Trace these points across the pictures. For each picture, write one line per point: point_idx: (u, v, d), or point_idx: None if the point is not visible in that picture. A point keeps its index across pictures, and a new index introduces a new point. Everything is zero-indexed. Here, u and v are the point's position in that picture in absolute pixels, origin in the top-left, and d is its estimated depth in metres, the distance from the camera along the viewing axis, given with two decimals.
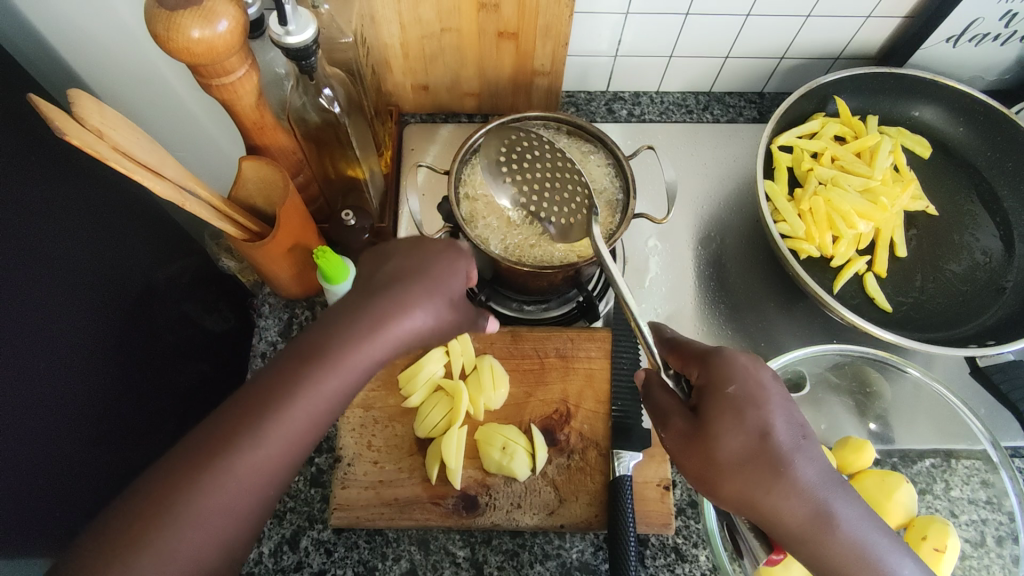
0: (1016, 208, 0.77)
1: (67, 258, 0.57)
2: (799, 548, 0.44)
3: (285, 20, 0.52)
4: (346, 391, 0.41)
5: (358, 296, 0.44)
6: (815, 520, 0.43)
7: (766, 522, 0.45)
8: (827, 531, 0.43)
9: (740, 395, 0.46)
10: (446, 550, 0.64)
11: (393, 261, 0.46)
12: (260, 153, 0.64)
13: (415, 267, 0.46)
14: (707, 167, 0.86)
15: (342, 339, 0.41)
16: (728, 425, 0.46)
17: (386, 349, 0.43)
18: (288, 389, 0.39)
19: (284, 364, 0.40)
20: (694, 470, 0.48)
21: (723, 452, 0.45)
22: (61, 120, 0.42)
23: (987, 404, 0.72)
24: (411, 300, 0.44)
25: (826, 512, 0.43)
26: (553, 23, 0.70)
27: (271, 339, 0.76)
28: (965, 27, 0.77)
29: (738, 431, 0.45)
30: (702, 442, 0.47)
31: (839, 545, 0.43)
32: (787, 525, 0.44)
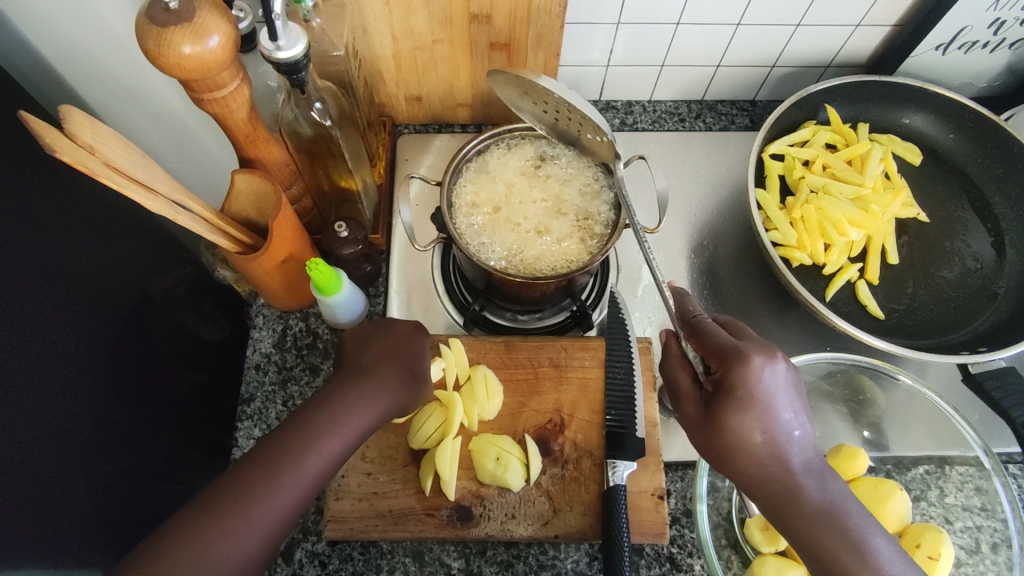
0: (1006, 215, 0.77)
1: (63, 271, 0.57)
2: (782, 526, 0.48)
3: (276, 36, 0.52)
4: (341, 454, 0.49)
5: (349, 375, 0.54)
6: (798, 504, 0.47)
7: (766, 505, 0.48)
8: (808, 513, 0.46)
9: (748, 394, 0.48)
10: (441, 561, 0.65)
11: (376, 346, 0.57)
12: (253, 166, 0.64)
13: (396, 349, 0.58)
14: (699, 174, 0.86)
15: (339, 408, 0.51)
16: (733, 419, 0.48)
17: (373, 420, 0.52)
18: (298, 446, 0.47)
19: (292, 427, 0.49)
20: (699, 449, 0.51)
21: (725, 442, 0.48)
22: (52, 137, 0.42)
23: (981, 411, 0.73)
24: (393, 379, 0.55)
25: (806, 497, 0.47)
26: (544, 34, 0.71)
27: (265, 350, 0.76)
28: (954, 35, 0.77)
29: (740, 426, 0.48)
30: (707, 430, 0.50)
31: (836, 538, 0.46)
32: (785, 512, 0.47)
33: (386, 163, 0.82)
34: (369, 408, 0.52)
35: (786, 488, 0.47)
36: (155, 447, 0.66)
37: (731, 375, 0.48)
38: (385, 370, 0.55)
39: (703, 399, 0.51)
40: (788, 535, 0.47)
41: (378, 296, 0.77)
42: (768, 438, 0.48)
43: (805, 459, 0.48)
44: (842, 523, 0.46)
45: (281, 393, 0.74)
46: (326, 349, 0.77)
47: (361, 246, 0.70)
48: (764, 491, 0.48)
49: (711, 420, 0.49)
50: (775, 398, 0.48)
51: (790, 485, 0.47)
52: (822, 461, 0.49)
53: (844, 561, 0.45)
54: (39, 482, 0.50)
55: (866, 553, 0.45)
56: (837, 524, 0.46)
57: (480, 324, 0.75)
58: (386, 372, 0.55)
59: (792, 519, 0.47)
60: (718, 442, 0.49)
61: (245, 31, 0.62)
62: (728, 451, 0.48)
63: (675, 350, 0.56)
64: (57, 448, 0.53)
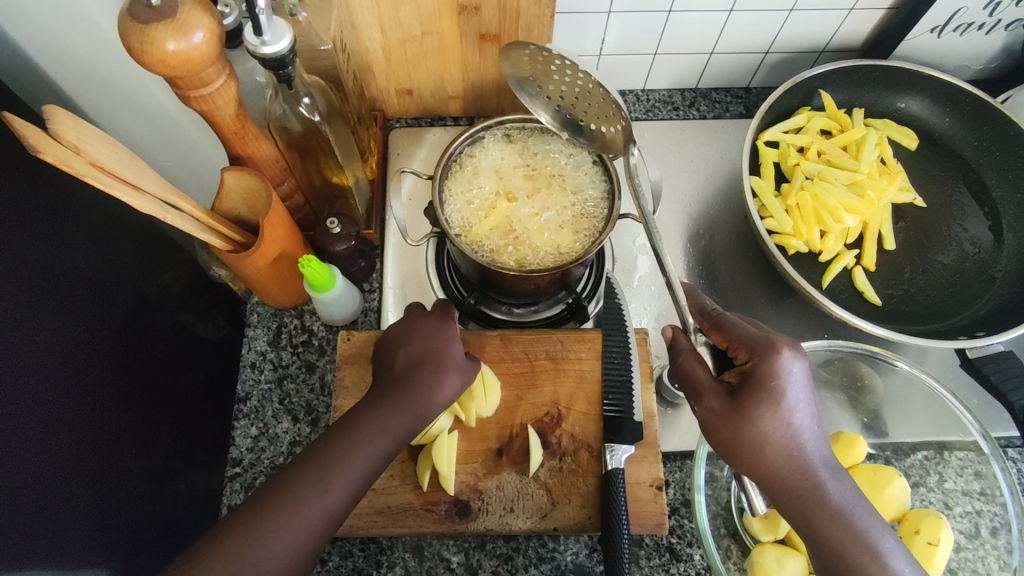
0: (1004, 197, 0.77)
1: (54, 271, 0.56)
2: (802, 525, 0.48)
3: (260, 31, 0.52)
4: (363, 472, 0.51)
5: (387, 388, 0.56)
6: (817, 500, 0.47)
7: (789, 501, 0.48)
8: (827, 512, 0.47)
9: (780, 386, 0.48)
10: (440, 556, 0.65)
11: (405, 349, 0.59)
12: (244, 163, 0.64)
13: (423, 345, 0.59)
14: (694, 164, 0.85)
15: (368, 418, 0.53)
16: (763, 410, 0.48)
17: (408, 426, 0.54)
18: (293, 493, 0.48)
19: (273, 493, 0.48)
20: (719, 443, 0.50)
21: (753, 434, 0.48)
22: (34, 137, 0.42)
23: (979, 396, 0.73)
24: (429, 378, 0.56)
25: (824, 494, 0.47)
26: (535, 23, 0.70)
27: (260, 348, 0.79)
28: (950, 17, 0.77)
29: (773, 417, 0.48)
30: (733, 422, 0.49)
31: (855, 539, 0.46)
32: (809, 509, 0.47)
33: (378, 157, 0.81)
34: (402, 412, 0.54)
35: (808, 483, 0.48)
36: (158, 446, 0.66)
37: (766, 365, 0.49)
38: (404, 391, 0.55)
39: (728, 392, 0.50)
40: (805, 530, 0.47)
41: (374, 291, 0.77)
42: (795, 428, 0.48)
43: (822, 454, 0.49)
44: (859, 517, 0.47)
45: (278, 391, 0.77)
46: (321, 346, 0.79)
47: (354, 242, 0.70)
48: (784, 486, 0.48)
49: (739, 411, 0.49)
50: (802, 392, 0.49)
51: (812, 480, 0.48)
52: (833, 458, 0.50)
53: (861, 562, 0.46)
54: (38, 485, 0.50)
55: (876, 548, 0.46)
56: (850, 522, 0.47)
57: (474, 317, 0.74)
58: (419, 376, 0.56)
59: (810, 512, 0.47)
60: (746, 435, 0.48)
61: (230, 27, 0.61)
62: (754, 445, 0.48)
63: (686, 345, 0.55)
64: (56, 447, 0.53)
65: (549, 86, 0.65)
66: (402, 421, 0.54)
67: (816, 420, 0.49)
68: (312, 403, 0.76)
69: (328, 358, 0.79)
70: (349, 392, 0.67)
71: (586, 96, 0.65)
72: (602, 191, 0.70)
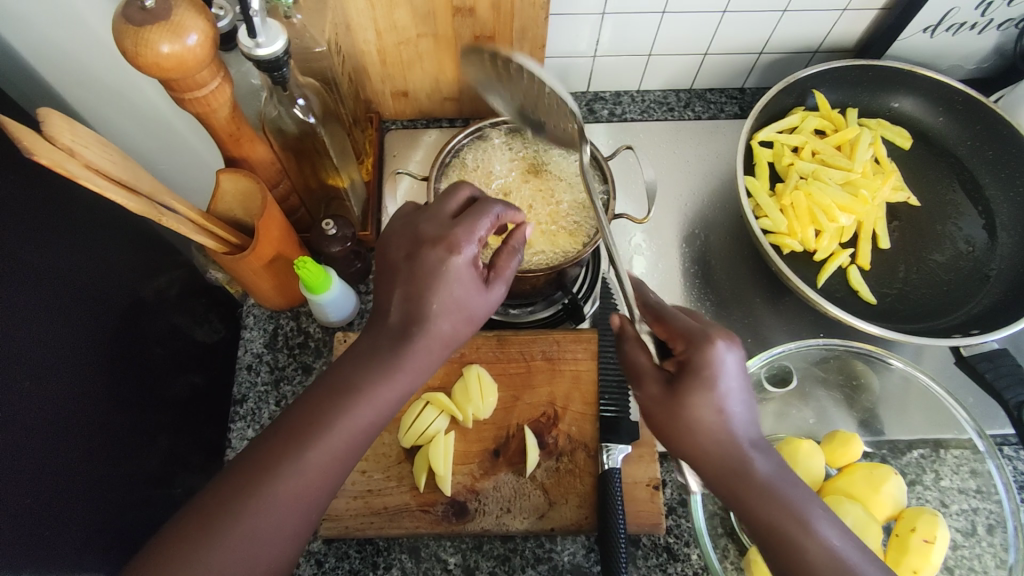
0: (998, 197, 0.77)
1: (50, 275, 0.56)
2: (744, 515, 0.45)
3: (254, 33, 0.52)
4: (375, 423, 0.47)
5: (384, 337, 0.48)
6: (755, 488, 0.45)
7: (728, 487, 0.46)
8: (763, 499, 0.44)
9: (712, 373, 0.46)
10: (437, 557, 0.65)
11: (401, 291, 0.49)
12: (239, 165, 0.64)
13: (425, 285, 0.48)
14: (689, 164, 0.86)
15: (368, 373, 0.47)
16: (696, 397, 0.46)
17: (408, 385, 0.48)
18: (289, 452, 0.44)
19: (274, 442, 0.45)
20: (657, 429, 0.49)
21: (686, 420, 0.47)
22: (29, 139, 0.42)
23: (975, 394, 0.73)
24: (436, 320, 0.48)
25: (759, 481, 0.45)
26: (530, 25, 0.70)
27: (257, 351, 0.79)
28: (942, 17, 0.77)
29: (689, 395, 0.47)
30: (668, 409, 0.47)
31: (805, 531, 0.43)
32: (746, 496, 0.45)
33: (374, 159, 0.81)
34: (400, 371, 0.47)
35: (738, 471, 0.45)
36: (153, 450, 0.66)
37: (697, 353, 0.47)
38: (414, 331, 0.48)
39: (664, 379, 0.49)
40: (745, 520, 0.45)
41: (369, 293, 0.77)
42: (713, 402, 0.46)
43: (758, 444, 0.47)
44: (792, 493, 0.45)
45: (274, 393, 0.77)
46: (318, 348, 0.79)
47: (350, 244, 0.70)
48: (716, 473, 0.46)
49: (674, 398, 0.47)
50: (734, 381, 0.47)
51: (745, 468, 0.45)
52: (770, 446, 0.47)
53: (807, 554, 0.43)
54: (34, 489, 0.50)
55: (807, 524, 0.44)
56: (792, 510, 0.44)
57: None
58: (416, 334, 0.48)
59: (737, 486, 0.46)
60: (681, 420, 0.47)
61: (225, 29, 0.61)
62: (688, 431, 0.47)
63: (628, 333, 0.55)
64: (51, 452, 0.52)
65: (507, 83, 0.66)
66: (403, 378, 0.47)
67: (748, 407, 0.47)
68: None
69: (324, 359, 0.78)
70: None
71: (541, 98, 0.64)
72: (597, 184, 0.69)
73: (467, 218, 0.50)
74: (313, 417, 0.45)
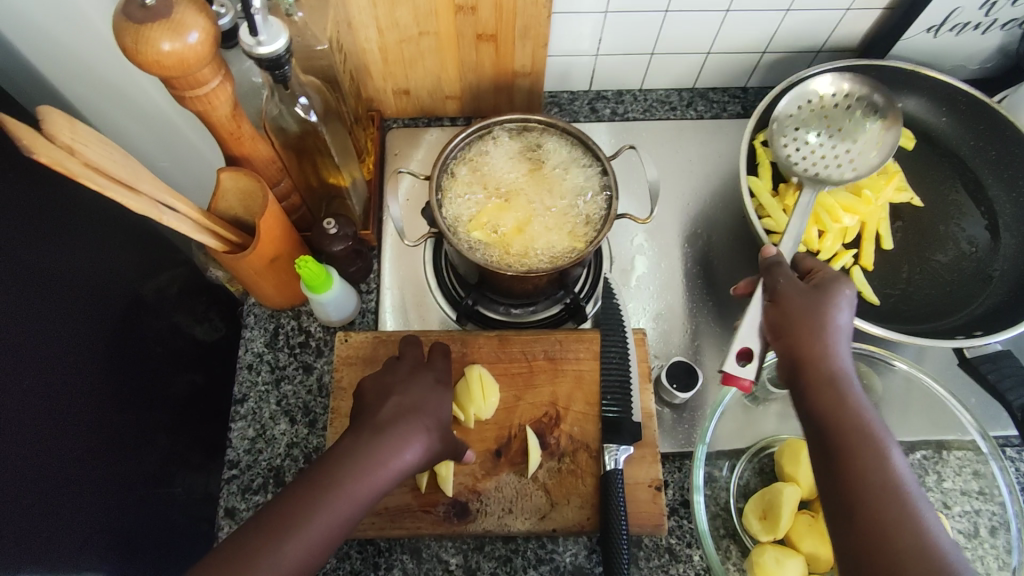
0: (1001, 197, 0.77)
1: (51, 274, 0.56)
2: (835, 425, 0.51)
3: (256, 31, 0.52)
4: (348, 520, 0.49)
5: (366, 431, 0.54)
6: (854, 407, 0.51)
7: (835, 392, 0.52)
8: (856, 413, 0.51)
9: (846, 301, 0.57)
10: (439, 558, 0.64)
11: (395, 397, 0.56)
12: (240, 163, 0.63)
13: (413, 398, 0.56)
14: (692, 163, 0.85)
15: (346, 472, 0.50)
16: (839, 309, 0.56)
17: (384, 484, 0.51)
18: (270, 539, 0.47)
19: (252, 532, 0.47)
20: (795, 321, 0.56)
21: (824, 321, 0.55)
22: (29, 137, 0.42)
23: (977, 395, 0.72)
24: (415, 431, 0.54)
25: (853, 396, 0.52)
26: (532, 24, 0.70)
27: (257, 350, 0.75)
28: (946, 17, 0.77)
29: (812, 322, 0.55)
30: (817, 315, 0.56)
31: (887, 462, 0.48)
32: (848, 403, 0.51)
33: (375, 157, 0.81)
34: (377, 469, 0.51)
35: (837, 384, 0.53)
36: (153, 448, 0.66)
37: (844, 285, 0.58)
38: (399, 427, 0.54)
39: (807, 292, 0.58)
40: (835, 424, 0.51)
41: (371, 292, 0.77)
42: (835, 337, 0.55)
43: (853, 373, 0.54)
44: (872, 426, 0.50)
45: (275, 393, 0.73)
46: (319, 347, 0.76)
47: (351, 243, 0.70)
48: (823, 378, 0.53)
49: (822, 310, 0.56)
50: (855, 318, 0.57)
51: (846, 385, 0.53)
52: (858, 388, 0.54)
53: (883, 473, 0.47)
54: (34, 488, 0.50)
55: (881, 452, 0.48)
56: (875, 432, 0.49)
57: (473, 318, 0.74)
58: (400, 428, 0.54)
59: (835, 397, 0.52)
60: (819, 320, 0.55)
61: (226, 27, 0.61)
62: (819, 328, 0.55)
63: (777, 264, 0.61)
64: (52, 450, 0.52)
65: None
66: (377, 480, 0.51)
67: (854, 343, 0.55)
68: (309, 405, 0.73)
69: (325, 358, 0.75)
70: (347, 393, 0.67)
71: None
72: (595, 178, 0.69)
73: (439, 356, 0.62)
74: (287, 518, 0.47)
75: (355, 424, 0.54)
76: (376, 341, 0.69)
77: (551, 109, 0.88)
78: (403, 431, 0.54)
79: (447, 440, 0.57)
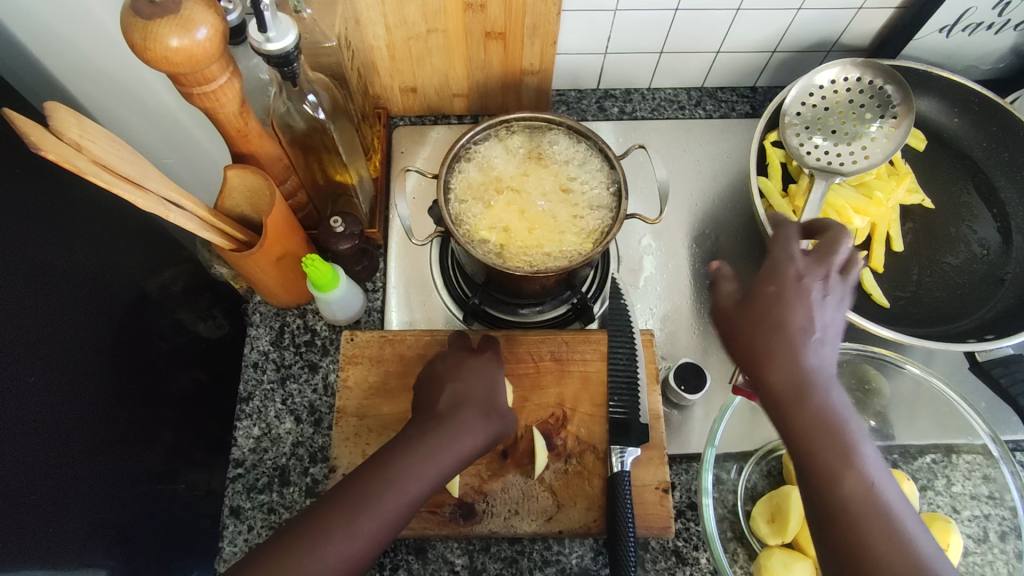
0: (1014, 199, 0.76)
1: (55, 271, 0.56)
2: (808, 455, 0.43)
3: (265, 27, 0.51)
4: (417, 497, 0.51)
5: (428, 420, 0.55)
6: (825, 417, 0.43)
7: (802, 413, 0.43)
8: (826, 427, 0.43)
9: (784, 290, 0.46)
10: (444, 558, 0.64)
11: (451, 387, 0.57)
12: (247, 161, 0.63)
13: (472, 386, 0.57)
14: (700, 163, 0.85)
15: (413, 454, 0.52)
16: (787, 304, 0.45)
17: (449, 465, 0.53)
18: (345, 513, 0.48)
19: (324, 509, 0.49)
20: (740, 349, 0.46)
21: (771, 325, 0.45)
22: (37, 134, 0.41)
23: (988, 399, 0.72)
24: (477, 418, 0.55)
25: (829, 404, 0.43)
26: (541, 21, 0.69)
27: (263, 348, 0.75)
28: (959, 17, 0.76)
29: (757, 329, 0.45)
30: (749, 325, 0.46)
31: (857, 478, 0.42)
32: (814, 419, 0.43)
33: (382, 155, 0.80)
34: (444, 452, 0.53)
35: (810, 390, 0.44)
36: (157, 446, 0.66)
37: (789, 278, 0.46)
38: (460, 414, 0.55)
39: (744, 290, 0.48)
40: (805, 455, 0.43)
41: (377, 291, 0.76)
42: (794, 342, 0.44)
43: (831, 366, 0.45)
44: (839, 438, 0.43)
45: (280, 391, 0.73)
46: (325, 346, 0.75)
47: (358, 241, 0.69)
48: (782, 393, 0.44)
49: (757, 315, 0.46)
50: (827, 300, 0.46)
51: (816, 392, 0.43)
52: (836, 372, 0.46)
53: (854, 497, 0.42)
54: (39, 485, 0.50)
55: (851, 465, 0.42)
56: (849, 442, 0.43)
57: (479, 318, 0.73)
58: (461, 416, 0.55)
59: (797, 413, 0.44)
60: (758, 333, 0.45)
61: (235, 23, 0.60)
62: (764, 348, 0.45)
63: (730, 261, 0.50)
64: (56, 448, 0.52)
65: None
66: (444, 459, 0.52)
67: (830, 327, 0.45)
68: (315, 404, 0.72)
69: (332, 357, 0.75)
70: (353, 393, 0.67)
71: None
72: (605, 177, 0.69)
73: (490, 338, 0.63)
74: (358, 496, 0.49)
75: (419, 413, 0.56)
76: (383, 341, 0.69)
77: (558, 107, 0.88)
78: (462, 419, 0.55)
79: (508, 419, 0.58)
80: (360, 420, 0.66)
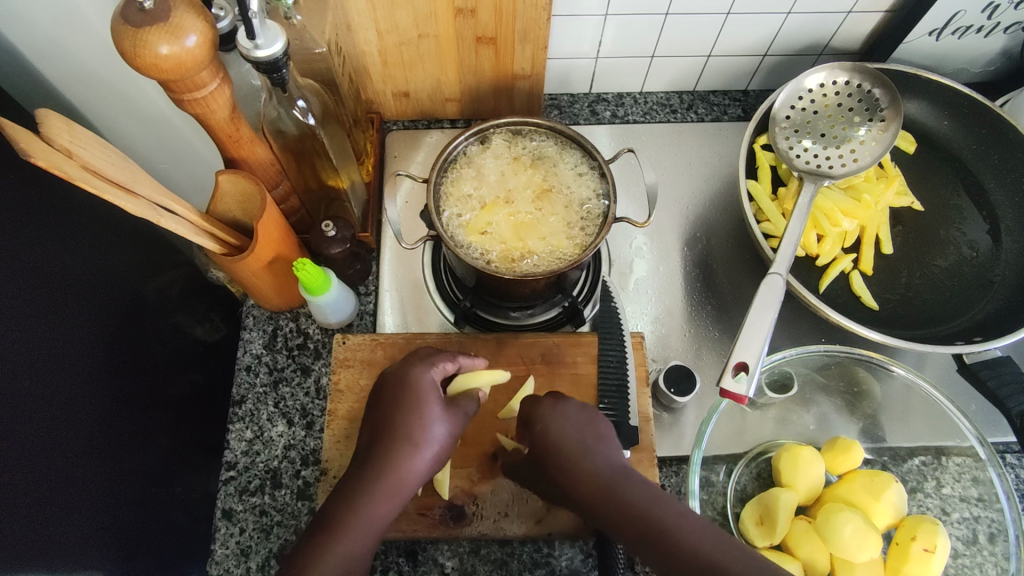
0: (1004, 202, 0.76)
1: (52, 274, 0.56)
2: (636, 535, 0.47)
3: (253, 34, 0.52)
4: (361, 550, 0.49)
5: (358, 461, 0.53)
6: (622, 493, 0.49)
7: (617, 503, 0.48)
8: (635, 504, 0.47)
9: (552, 405, 0.56)
10: (435, 560, 0.65)
11: (378, 418, 0.55)
12: (238, 166, 0.63)
13: (394, 409, 0.54)
14: (692, 166, 0.85)
15: (343, 509, 0.50)
16: (560, 404, 0.56)
17: (388, 505, 0.51)
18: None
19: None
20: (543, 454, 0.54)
21: (556, 435, 0.54)
22: (26, 141, 0.42)
23: (978, 401, 0.72)
24: (409, 445, 0.53)
25: (624, 485, 0.49)
26: (531, 26, 0.70)
27: (256, 351, 0.76)
28: (948, 20, 0.76)
29: (568, 431, 0.54)
30: (540, 439, 0.55)
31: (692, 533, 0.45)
32: (627, 502, 0.48)
33: (374, 160, 0.81)
34: (385, 491, 0.51)
35: (607, 480, 0.50)
36: (154, 449, 0.66)
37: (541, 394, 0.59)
38: (386, 446, 0.52)
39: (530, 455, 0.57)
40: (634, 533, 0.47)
41: (369, 294, 0.77)
42: (578, 449, 0.52)
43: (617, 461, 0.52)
44: (651, 507, 0.47)
45: (272, 395, 0.73)
46: (317, 349, 0.76)
47: (349, 245, 0.70)
48: (596, 492, 0.50)
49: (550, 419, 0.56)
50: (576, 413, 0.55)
51: (612, 479, 0.50)
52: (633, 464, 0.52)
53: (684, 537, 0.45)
54: (36, 486, 0.50)
55: (678, 522, 0.46)
56: (661, 506, 0.47)
57: (471, 321, 0.74)
58: (390, 452, 0.52)
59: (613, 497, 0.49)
60: (552, 440, 0.54)
61: (225, 30, 0.61)
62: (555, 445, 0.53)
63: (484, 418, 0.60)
64: (53, 450, 0.52)
65: None
66: (378, 503, 0.50)
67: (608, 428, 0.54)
68: (307, 407, 0.73)
69: (324, 360, 0.75)
70: (344, 396, 0.67)
71: None
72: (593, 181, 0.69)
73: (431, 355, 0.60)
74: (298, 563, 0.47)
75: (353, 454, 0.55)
76: (374, 344, 0.69)
77: (551, 112, 0.88)
78: (390, 451, 0.52)
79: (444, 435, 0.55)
80: (351, 423, 0.66)
